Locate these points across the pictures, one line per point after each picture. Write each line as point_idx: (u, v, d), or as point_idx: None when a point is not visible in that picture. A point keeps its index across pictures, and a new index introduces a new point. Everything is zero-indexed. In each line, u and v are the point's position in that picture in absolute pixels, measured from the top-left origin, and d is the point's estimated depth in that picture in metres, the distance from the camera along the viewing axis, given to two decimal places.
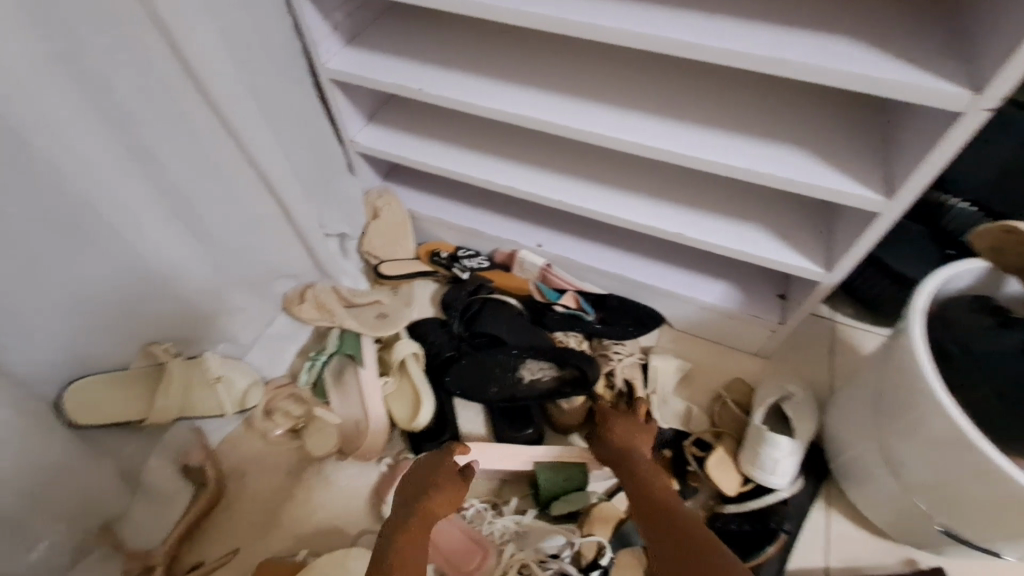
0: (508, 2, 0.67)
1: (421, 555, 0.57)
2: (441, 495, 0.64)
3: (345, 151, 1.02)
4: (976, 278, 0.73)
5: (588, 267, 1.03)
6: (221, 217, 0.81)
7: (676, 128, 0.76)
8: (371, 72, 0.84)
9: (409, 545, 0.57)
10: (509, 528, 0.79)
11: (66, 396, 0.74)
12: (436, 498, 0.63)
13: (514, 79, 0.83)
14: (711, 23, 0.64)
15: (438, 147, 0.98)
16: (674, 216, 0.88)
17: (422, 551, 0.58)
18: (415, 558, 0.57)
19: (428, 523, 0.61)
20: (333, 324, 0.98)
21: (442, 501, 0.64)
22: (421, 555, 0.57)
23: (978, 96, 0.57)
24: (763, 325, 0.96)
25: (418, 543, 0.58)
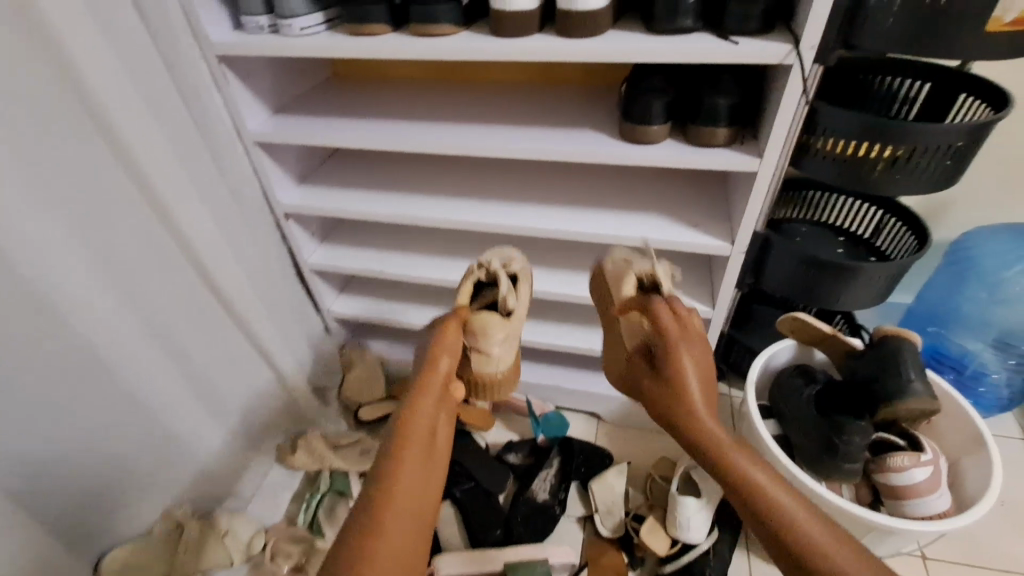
0: (433, 214, 1.00)
1: (428, 431, 0.59)
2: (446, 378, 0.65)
3: (323, 320, 1.30)
4: (793, 353, 1.03)
5: (528, 381, 1.30)
6: (229, 387, 1.03)
7: (564, 276, 1.08)
8: (341, 263, 1.15)
9: (425, 396, 0.61)
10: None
11: (102, 562, 0.88)
12: (438, 369, 0.65)
13: (447, 255, 1.15)
14: (566, 211, 0.98)
15: (397, 306, 1.27)
16: (578, 334, 1.17)
17: (437, 434, 0.60)
18: (424, 434, 0.58)
19: (432, 405, 0.61)
20: (323, 466, 1.15)
21: (451, 346, 0.69)
22: (428, 457, 0.57)
23: (735, 246, 0.88)
24: None
25: (417, 426, 0.58)
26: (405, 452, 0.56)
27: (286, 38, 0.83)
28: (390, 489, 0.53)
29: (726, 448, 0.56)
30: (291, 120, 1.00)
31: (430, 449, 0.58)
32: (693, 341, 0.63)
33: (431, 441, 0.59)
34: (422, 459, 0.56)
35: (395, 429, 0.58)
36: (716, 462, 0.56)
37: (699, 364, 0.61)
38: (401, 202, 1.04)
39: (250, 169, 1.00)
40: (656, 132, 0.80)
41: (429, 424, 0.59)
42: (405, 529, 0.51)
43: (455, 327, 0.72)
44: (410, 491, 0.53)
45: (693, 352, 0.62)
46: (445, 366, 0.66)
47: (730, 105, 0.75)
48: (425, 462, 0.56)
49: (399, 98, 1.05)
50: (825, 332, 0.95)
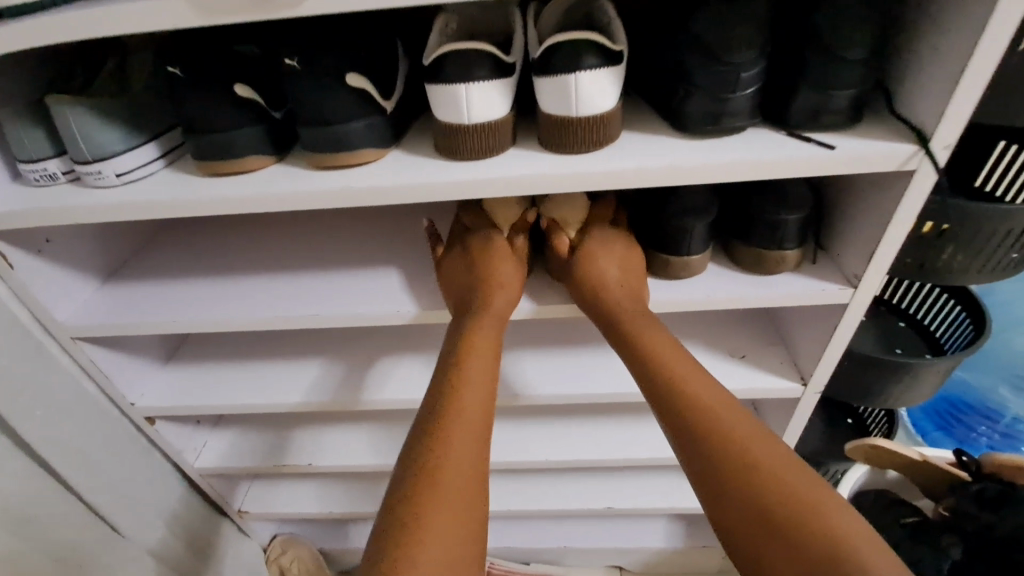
0: (373, 392, 0.69)
1: (483, 396, 0.51)
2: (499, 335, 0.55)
3: (235, 521, 0.95)
4: (864, 478, 0.81)
5: (525, 547, 1.00)
6: None
7: (564, 429, 0.81)
8: (244, 460, 0.82)
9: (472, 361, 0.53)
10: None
11: None
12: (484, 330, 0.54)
13: (398, 423, 0.84)
14: (566, 361, 0.71)
15: (335, 486, 0.94)
16: (585, 488, 0.91)
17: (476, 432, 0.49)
18: (477, 417, 0.50)
19: (485, 373, 0.53)
20: None
21: (497, 311, 0.55)
22: (481, 444, 0.49)
23: (807, 384, 0.64)
24: (712, 551, 0.97)
25: (460, 416, 0.49)
26: (441, 448, 0.47)
27: (93, 191, 0.52)
28: (429, 487, 0.45)
29: (753, 433, 0.47)
30: (131, 292, 0.66)
31: (480, 436, 0.49)
32: (607, 234, 0.58)
33: (477, 460, 0.48)
34: (473, 445, 0.48)
35: (430, 420, 0.49)
36: (711, 444, 0.47)
37: (631, 265, 0.56)
38: (326, 376, 0.72)
39: (76, 372, 0.66)
40: (698, 263, 0.56)
41: (478, 423, 0.50)
42: (450, 526, 0.44)
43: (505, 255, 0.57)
44: (454, 485, 0.46)
45: (622, 251, 0.57)
46: (502, 296, 0.55)
47: (801, 222, 0.53)
48: (473, 446, 0.48)
49: (292, 228, 0.73)
50: (912, 459, 0.74)
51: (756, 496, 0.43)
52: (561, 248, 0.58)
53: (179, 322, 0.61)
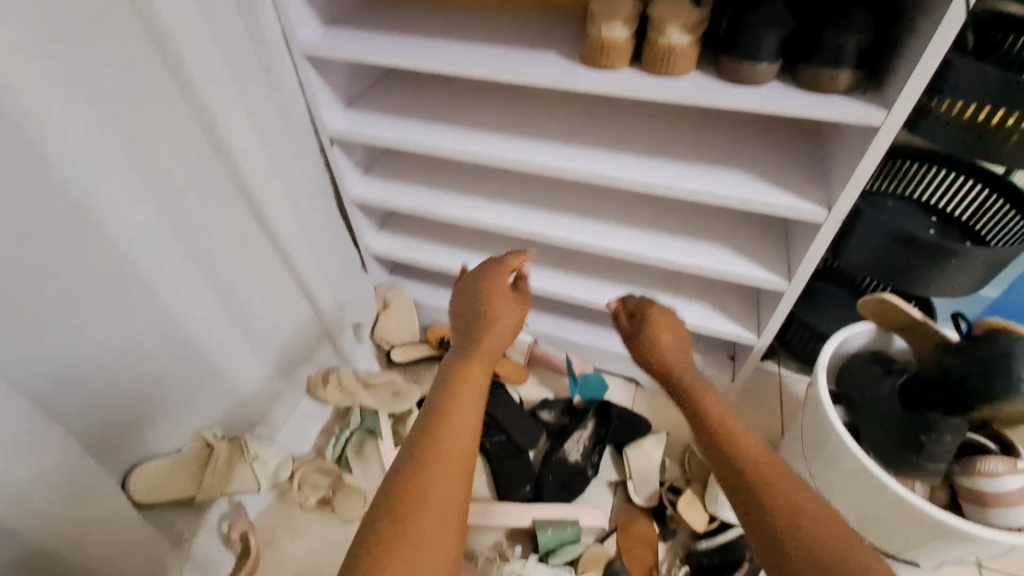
0: (489, 150, 0.92)
1: (463, 440, 0.55)
2: (489, 357, 0.63)
3: (361, 255, 1.26)
4: (868, 337, 0.93)
5: (565, 340, 1.23)
6: (264, 312, 1.01)
7: (624, 231, 0.99)
8: (384, 197, 1.08)
9: (486, 339, 0.64)
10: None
11: (132, 473, 0.90)
12: (472, 368, 0.61)
13: (497, 198, 1.06)
14: (642, 161, 0.88)
15: (438, 249, 1.20)
16: (628, 295, 1.09)
17: (469, 416, 0.57)
18: (468, 425, 0.57)
19: (469, 403, 0.58)
20: (354, 403, 1.14)
21: (499, 330, 0.65)
22: (466, 431, 0.56)
23: (829, 211, 0.78)
24: (717, 381, 1.14)
25: (438, 475, 0.52)
26: (433, 456, 0.53)
27: None
28: (410, 520, 0.50)
29: (740, 433, 0.57)
30: (342, 35, 0.91)
31: (466, 466, 0.54)
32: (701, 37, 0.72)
33: (470, 427, 0.57)
34: (447, 509, 0.52)
35: (439, 398, 0.58)
36: (715, 454, 0.57)
37: (678, 337, 0.69)
38: (457, 137, 0.95)
39: (296, 86, 0.93)
40: (762, 73, 0.71)
41: (472, 399, 0.59)
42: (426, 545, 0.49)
43: (501, 292, 0.68)
44: (441, 516, 0.51)
45: (671, 321, 0.70)
46: (488, 342, 0.64)
47: (859, 45, 0.65)
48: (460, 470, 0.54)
49: (461, 19, 0.94)
50: (916, 319, 0.85)
51: (753, 494, 0.52)
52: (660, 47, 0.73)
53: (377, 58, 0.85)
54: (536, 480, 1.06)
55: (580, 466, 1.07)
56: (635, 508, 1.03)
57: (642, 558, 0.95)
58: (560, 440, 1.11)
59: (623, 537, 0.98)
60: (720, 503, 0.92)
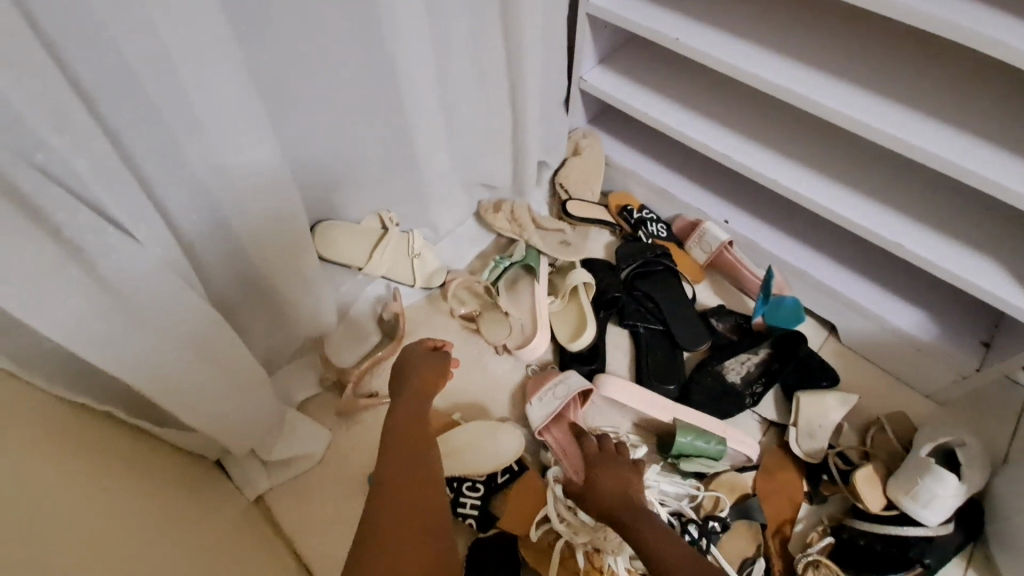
0: None
1: (415, 437, 0.71)
2: (415, 401, 0.77)
3: (571, 87, 1.11)
4: None
5: (769, 254, 1.02)
6: (469, 111, 0.93)
7: (938, 131, 0.73)
8: (630, 13, 0.90)
9: (397, 439, 0.70)
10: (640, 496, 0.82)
11: (318, 228, 0.95)
12: (395, 449, 0.69)
13: (773, 46, 0.82)
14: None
15: (660, 101, 1.00)
16: (890, 222, 0.84)
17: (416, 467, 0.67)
18: (403, 431, 0.72)
19: (417, 411, 0.76)
20: (520, 238, 1.07)
21: (419, 407, 0.77)
22: (418, 452, 0.69)
23: None
24: (954, 367, 0.89)
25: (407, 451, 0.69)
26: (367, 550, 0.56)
27: None
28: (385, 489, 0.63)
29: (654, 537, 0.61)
30: None
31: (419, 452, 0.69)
32: None
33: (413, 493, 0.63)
34: (403, 478, 0.65)
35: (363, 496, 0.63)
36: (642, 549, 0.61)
37: (616, 475, 0.75)
38: None
39: None
40: None
41: (412, 481, 0.65)
42: (403, 519, 0.60)
43: (433, 370, 0.83)
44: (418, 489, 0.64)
45: (619, 470, 0.76)
46: (411, 385, 0.80)
47: None
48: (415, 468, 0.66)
49: None
50: None
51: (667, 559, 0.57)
52: None
53: None
54: (683, 382, 0.96)
55: (737, 389, 0.94)
56: (788, 456, 0.89)
57: (780, 507, 0.84)
58: (725, 355, 0.97)
59: (764, 479, 0.86)
60: (914, 495, 0.74)
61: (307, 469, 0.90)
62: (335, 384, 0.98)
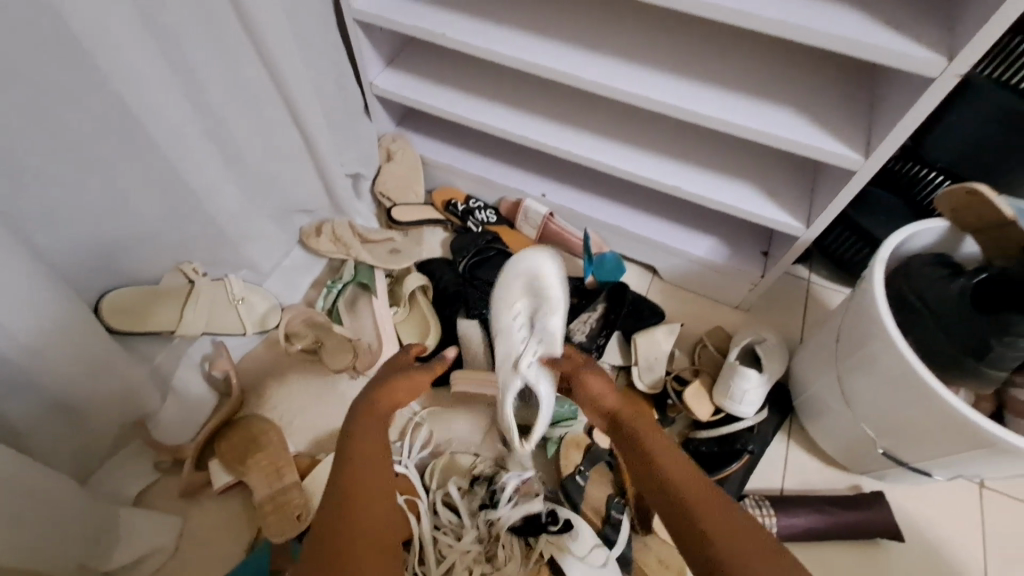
0: None
1: (375, 453, 0.63)
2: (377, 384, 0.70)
3: (363, 93, 1.09)
4: (936, 238, 0.81)
5: (585, 217, 1.10)
6: (249, 141, 0.87)
7: (675, 81, 0.81)
8: (393, 15, 0.89)
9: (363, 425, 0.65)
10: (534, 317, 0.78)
11: (104, 303, 0.84)
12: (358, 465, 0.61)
13: (530, 28, 0.87)
14: None
15: (451, 93, 1.03)
16: (665, 168, 0.94)
17: (376, 474, 0.61)
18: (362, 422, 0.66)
19: (379, 418, 0.66)
20: (348, 257, 1.04)
21: (380, 417, 0.66)
22: (381, 475, 0.61)
23: (949, 63, 0.62)
24: (746, 278, 1.04)
25: (361, 473, 0.60)
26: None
27: None
28: (342, 531, 0.56)
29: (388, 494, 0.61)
30: None
31: (377, 441, 0.64)
32: None
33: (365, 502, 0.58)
34: (363, 478, 0.60)
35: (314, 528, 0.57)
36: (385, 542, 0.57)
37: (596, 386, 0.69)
38: None
39: None
40: None
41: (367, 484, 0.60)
42: (364, 522, 0.56)
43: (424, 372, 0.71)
44: (363, 490, 0.59)
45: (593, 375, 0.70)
46: (387, 403, 0.68)
47: None
48: (378, 492, 0.60)
49: None
50: (1000, 215, 0.72)
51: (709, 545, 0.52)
52: None
53: None
54: None
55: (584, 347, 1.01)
56: (638, 394, 0.98)
57: None
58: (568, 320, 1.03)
59: (618, 422, 0.94)
60: (731, 397, 0.86)
61: (159, 564, 0.82)
62: (175, 460, 0.89)
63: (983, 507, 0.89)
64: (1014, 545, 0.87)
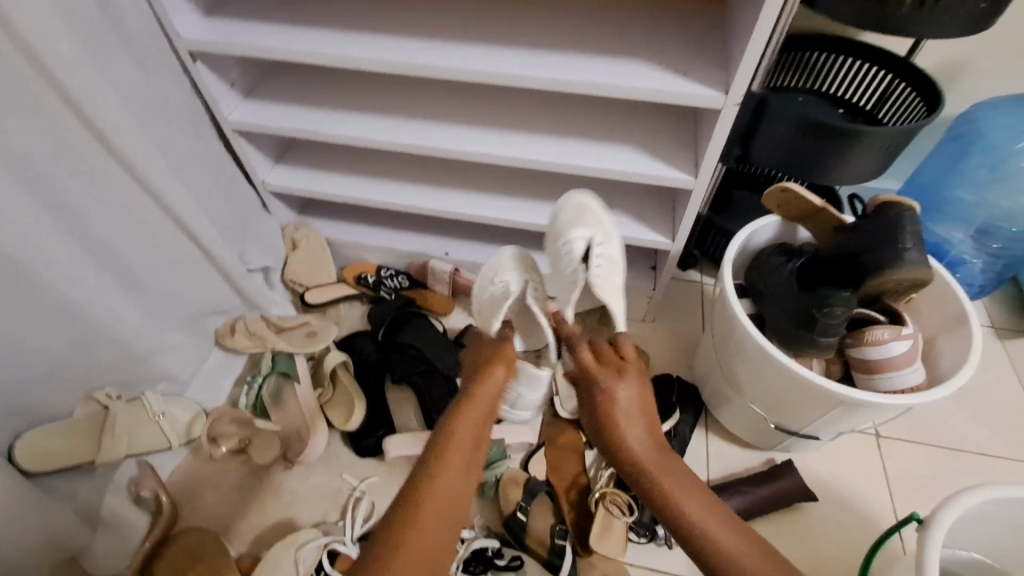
0: (367, 56, 0.83)
1: (467, 452, 0.61)
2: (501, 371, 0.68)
3: (258, 192, 1.15)
4: (775, 231, 0.94)
5: (488, 265, 1.19)
6: (144, 261, 0.90)
7: (527, 139, 0.92)
8: (266, 121, 0.98)
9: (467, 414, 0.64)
10: (527, 287, 0.83)
11: (19, 447, 0.83)
12: (456, 441, 0.61)
13: (395, 113, 0.98)
14: (522, 56, 0.81)
15: (340, 178, 1.11)
16: (543, 211, 1.05)
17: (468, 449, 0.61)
18: (477, 411, 0.64)
19: (474, 419, 0.64)
20: (266, 349, 1.07)
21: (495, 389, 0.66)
22: (463, 467, 0.60)
23: (727, 96, 0.75)
24: (641, 293, 1.14)
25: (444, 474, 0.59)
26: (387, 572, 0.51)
27: None
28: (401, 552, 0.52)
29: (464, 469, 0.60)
30: None
31: (475, 430, 0.63)
32: None
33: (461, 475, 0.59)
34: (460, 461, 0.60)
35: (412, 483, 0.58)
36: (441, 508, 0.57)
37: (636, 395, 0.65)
38: (329, 42, 0.85)
39: None
40: None
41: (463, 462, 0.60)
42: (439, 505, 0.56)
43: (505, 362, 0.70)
44: (444, 480, 0.58)
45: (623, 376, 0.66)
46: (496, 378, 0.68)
47: None
48: (450, 488, 0.58)
49: None
50: (813, 205, 0.86)
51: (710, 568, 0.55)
52: None
53: None
54: None
55: None
56: (564, 421, 1.03)
57: (568, 471, 0.96)
58: None
59: (550, 453, 0.99)
60: None
61: None
62: None
63: (881, 455, 0.99)
64: (914, 484, 0.97)
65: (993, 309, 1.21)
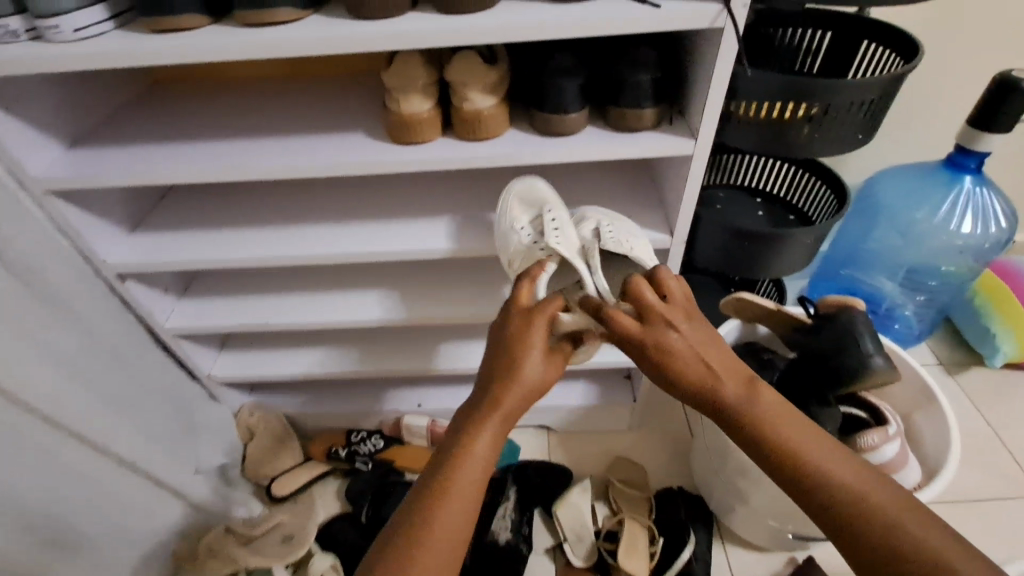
0: (313, 251, 0.81)
1: (485, 451, 0.60)
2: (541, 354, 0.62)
3: (205, 385, 1.08)
4: (739, 332, 0.98)
5: None
6: (86, 513, 0.79)
7: (486, 293, 0.93)
8: (210, 321, 0.93)
9: (497, 402, 0.60)
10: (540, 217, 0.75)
11: None
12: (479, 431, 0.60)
13: (346, 288, 0.96)
14: (466, 224, 0.83)
15: (297, 355, 1.06)
16: None
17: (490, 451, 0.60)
18: (507, 396, 0.61)
19: (503, 414, 0.61)
20: (236, 569, 0.95)
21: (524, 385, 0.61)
22: (479, 471, 0.59)
23: (675, 236, 0.80)
24: (623, 406, 1.14)
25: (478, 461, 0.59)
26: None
27: (54, 48, 0.61)
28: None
29: (481, 462, 0.60)
30: (96, 155, 0.74)
31: (503, 418, 0.61)
32: (491, 110, 0.67)
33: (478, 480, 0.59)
34: (480, 459, 0.59)
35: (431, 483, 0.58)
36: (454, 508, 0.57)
37: (682, 348, 0.57)
38: (270, 240, 0.84)
39: (50, 226, 0.75)
40: (575, 121, 0.67)
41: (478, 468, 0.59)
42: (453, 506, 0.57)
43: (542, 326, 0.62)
44: (461, 487, 0.58)
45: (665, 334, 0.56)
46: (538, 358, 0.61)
47: (653, 82, 0.65)
48: (470, 484, 0.58)
49: (241, 103, 0.81)
50: (768, 308, 0.90)
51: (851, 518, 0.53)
52: (466, 111, 0.67)
53: (151, 173, 0.71)
54: None
55: (512, 546, 0.99)
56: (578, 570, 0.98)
57: None
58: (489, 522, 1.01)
59: None
60: (634, 548, 0.95)
61: None
62: None
63: None
64: None
65: (938, 348, 1.30)
